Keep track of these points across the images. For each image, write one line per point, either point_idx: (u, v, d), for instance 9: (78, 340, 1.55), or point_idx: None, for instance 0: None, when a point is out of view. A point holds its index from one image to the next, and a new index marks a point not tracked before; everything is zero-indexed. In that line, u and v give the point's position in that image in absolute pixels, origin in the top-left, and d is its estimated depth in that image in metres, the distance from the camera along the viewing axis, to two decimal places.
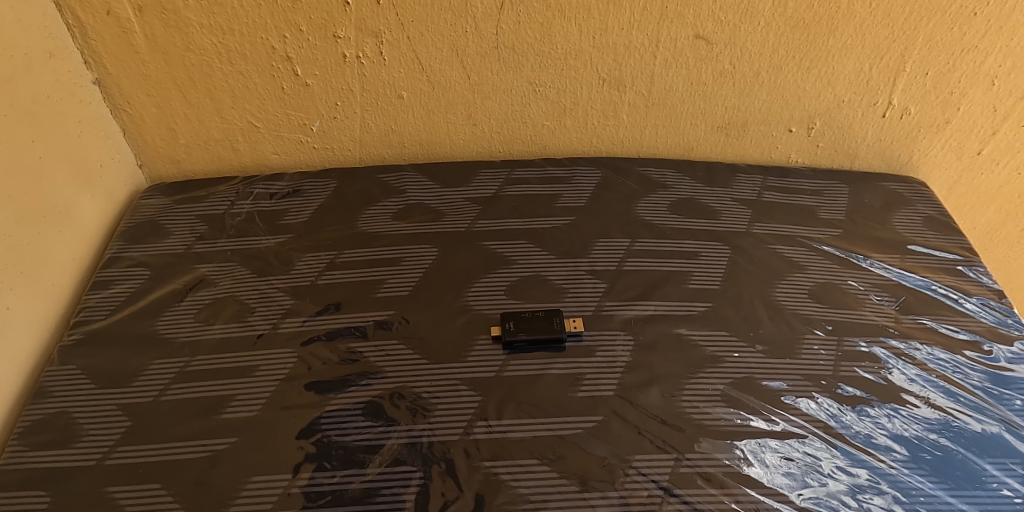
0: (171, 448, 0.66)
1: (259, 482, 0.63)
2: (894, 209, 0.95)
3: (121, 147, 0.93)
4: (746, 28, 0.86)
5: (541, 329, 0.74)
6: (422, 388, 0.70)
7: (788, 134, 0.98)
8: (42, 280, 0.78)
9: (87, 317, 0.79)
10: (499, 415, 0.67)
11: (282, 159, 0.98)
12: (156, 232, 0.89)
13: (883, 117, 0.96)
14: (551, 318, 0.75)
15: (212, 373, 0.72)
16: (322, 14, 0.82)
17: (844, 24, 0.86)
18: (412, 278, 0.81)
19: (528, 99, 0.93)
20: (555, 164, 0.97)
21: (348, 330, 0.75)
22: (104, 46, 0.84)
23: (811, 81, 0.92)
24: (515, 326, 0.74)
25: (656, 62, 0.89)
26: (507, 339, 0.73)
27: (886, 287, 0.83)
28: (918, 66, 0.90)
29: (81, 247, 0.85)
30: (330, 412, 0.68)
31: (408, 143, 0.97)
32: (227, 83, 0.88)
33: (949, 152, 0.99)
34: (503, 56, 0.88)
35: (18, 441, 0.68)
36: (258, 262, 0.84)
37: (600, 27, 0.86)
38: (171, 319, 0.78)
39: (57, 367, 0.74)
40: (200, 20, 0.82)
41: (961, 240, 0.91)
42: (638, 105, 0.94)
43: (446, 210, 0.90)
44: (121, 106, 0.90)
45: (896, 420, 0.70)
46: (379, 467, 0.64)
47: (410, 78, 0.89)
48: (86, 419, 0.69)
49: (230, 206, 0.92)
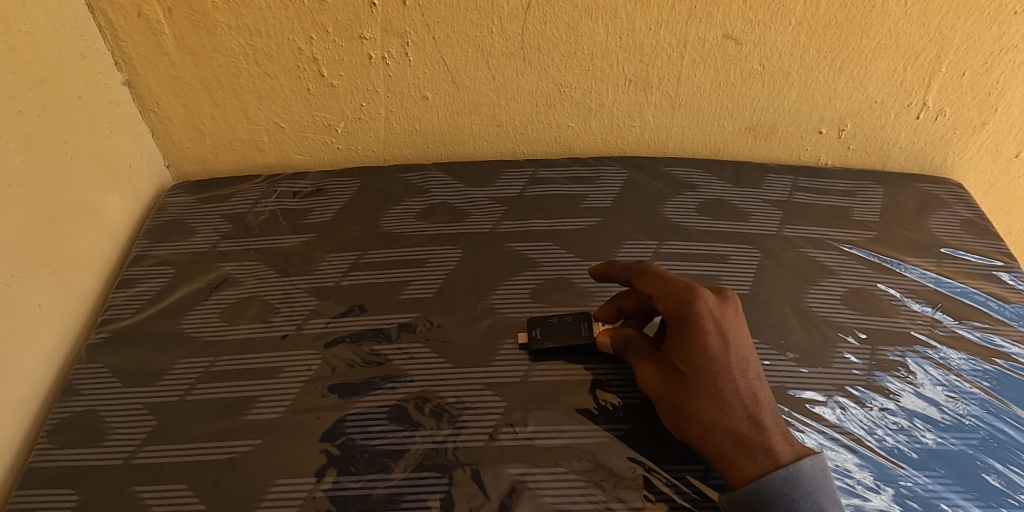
0: (196, 448, 0.66)
1: (283, 485, 0.63)
2: (929, 210, 0.92)
3: (148, 147, 0.93)
4: (777, 28, 0.84)
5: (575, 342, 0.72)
6: (446, 392, 0.69)
7: (818, 136, 0.96)
8: (71, 278, 0.79)
9: (113, 316, 0.79)
10: (524, 422, 0.66)
11: (306, 159, 0.98)
12: (182, 231, 0.89)
13: (917, 119, 0.94)
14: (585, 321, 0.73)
15: (237, 374, 0.72)
16: (348, 15, 0.82)
17: (878, 23, 0.84)
18: (435, 279, 0.81)
19: (554, 100, 0.92)
20: (580, 164, 0.96)
21: (373, 332, 0.75)
22: (133, 47, 0.85)
23: (843, 82, 0.90)
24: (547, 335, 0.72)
25: (683, 63, 0.88)
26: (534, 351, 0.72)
27: (921, 293, 0.81)
28: (955, 68, 0.88)
29: (109, 245, 0.86)
30: (354, 416, 0.68)
31: (432, 143, 0.97)
32: (253, 84, 0.88)
33: (985, 155, 0.97)
34: (529, 56, 0.87)
35: (47, 438, 0.68)
36: (281, 262, 0.84)
37: (628, 28, 0.84)
38: (196, 318, 0.78)
39: (84, 366, 0.74)
40: (228, 21, 0.82)
41: (998, 244, 0.89)
42: (665, 106, 0.93)
43: (470, 211, 0.89)
44: (149, 107, 0.91)
45: (931, 433, 0.68)
46: (404, 473, 0.63)
47: (434, 79, 0.89)
48: (114, 418, 0.69)
49: (253, 205, 0.92)
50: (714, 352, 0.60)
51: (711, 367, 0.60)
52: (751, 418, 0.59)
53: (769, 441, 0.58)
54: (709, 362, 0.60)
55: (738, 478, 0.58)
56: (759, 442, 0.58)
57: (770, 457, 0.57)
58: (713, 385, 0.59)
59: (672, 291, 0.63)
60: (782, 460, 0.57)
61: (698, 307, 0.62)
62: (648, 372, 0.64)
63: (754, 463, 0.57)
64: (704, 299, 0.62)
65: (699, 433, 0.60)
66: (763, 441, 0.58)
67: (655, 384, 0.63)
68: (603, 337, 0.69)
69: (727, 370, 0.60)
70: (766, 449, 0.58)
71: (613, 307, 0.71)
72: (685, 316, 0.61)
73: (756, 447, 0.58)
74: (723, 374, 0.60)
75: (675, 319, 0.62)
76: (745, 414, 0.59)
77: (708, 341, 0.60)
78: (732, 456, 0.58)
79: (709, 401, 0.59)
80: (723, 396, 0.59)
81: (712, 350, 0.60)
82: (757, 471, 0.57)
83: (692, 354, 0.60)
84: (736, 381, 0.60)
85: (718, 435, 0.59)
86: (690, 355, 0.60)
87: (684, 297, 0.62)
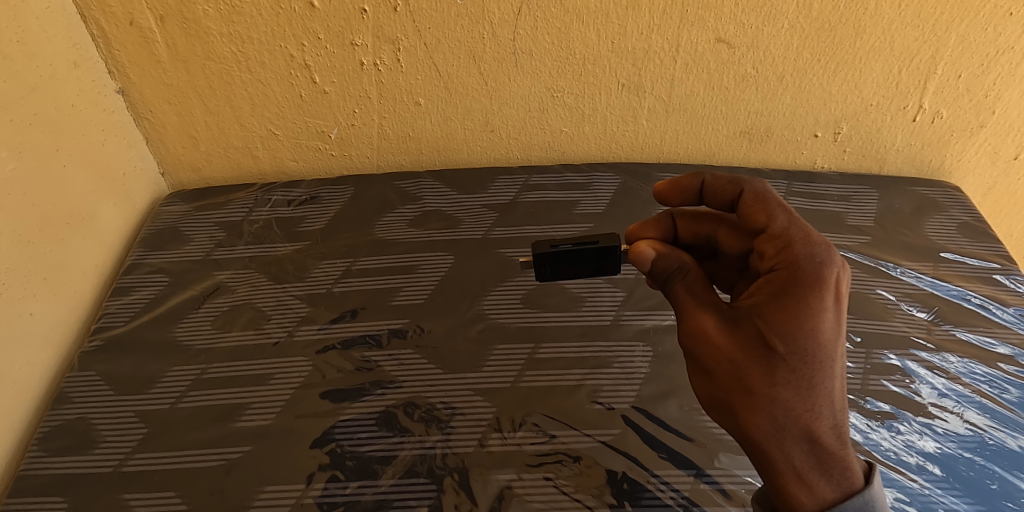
0: (186, 455, 0.66)
1: (272, 492, 0.63)
2: (926, 213, 0.92)
3: (143, 155, 0.94)
4: (769, 31, 0.84)
5: (580, 274, 0.66)
6: (436, 398, 0.69)
7: (813, 140, 0.96)
8: (64, 286, 0.79)
9: (107, 323, 0.79)
10: (514, 428, 0.66)
11: (300, 166, 0.98)
12: (176, 239, 0.89)
13: (914, 121, 0.93)
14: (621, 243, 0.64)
15: (228, 381, 0.72)
16: (339, 22, 0.82)
17: (871, 25, 0.84)
18: (426, 285, 0.80)
19: (546, 105, 0.92)
20: (573, 170, 0.96)
21: (364, 338, 0.75)
22: (127, 56, 0.85)
23: (837, 85, 0.90)
24: (569, 250, 0.64)
25: (676, 67, 0.88)
26: (544, 260, 0.64)
27: (918, 297, 0.80)
28: (950, 69, 0.87)
29: (103, 253, 0.86)
30: (344, 422, 0.67)
31: (426, 150, 0.97)
32: (247, 92, 0.89)
33: (984, 158, 0.96)
34: (521, 61, 0.87)
35: (38, 446, 0.68)
36: (274, 269, 0.84)
37: (619, 32, 0.84)
38: (188, 326, 0.78)
39: (76, 373, 0.74)
40: (220, 28, 0.83)
41: (997, 247, 0.88)
42: (658, 110, 0.93)
43: (463, 217, 0.89)
44: (144, 115, 0.91)
45: (928, 438, 0.67)
46: (392, 479, 0.63)
47: (427, 85, 0.89)
48: (105, 425, 0.69)
49: (247, 213, 0.92)
50: (826, 340, 0.51)
51: (814, 360, 0.51)
52: (836, 428, 0.52)
53: (847, 458, 0.52)
54: (816, 353, 0.51)
55: (805, 495, 0.52)
56: (838, 457, 0.52)
57: (844, 479, 0.52)
58: (808, 381, 0.51)
59: (799, 243, 0.53)
60: (854, 484, 0.52)
61: (825, 279, 0.51)
62: (721, 335, 0.53)
63: (826, 480, 0.52)
64: (836, 267, 0.52)
65: (770, 434, 0.52)
66: (843, 457, 0.52)
67: (729, 354, 0.52)
68: (646, 247, 0.57)
69: (830, 367, 0.51)
70: (842, 467, 0.52)
71: (669, 218, 0.63)
72: (811, 283, 0.51)
73: (833, 462, 0.52)
74: (827, 371, 0.51)
75: (793, 279, 0.52)
76: (832, 423, 0.52)
77: (824, 325, 0.51)
78: (801, 467, 0.52)
79: (800, 401, 0.51)
80: (814, 397, 0.51)
81: (824, 337, 0.51)
82: (823, 486, 0.52)
83: (796, 335, 0.51)
84: (834, 381, 0.52)
85: (794, 441, 0.52)
86: (798, 337, 0.51)
87: (809, 263, 0.52)
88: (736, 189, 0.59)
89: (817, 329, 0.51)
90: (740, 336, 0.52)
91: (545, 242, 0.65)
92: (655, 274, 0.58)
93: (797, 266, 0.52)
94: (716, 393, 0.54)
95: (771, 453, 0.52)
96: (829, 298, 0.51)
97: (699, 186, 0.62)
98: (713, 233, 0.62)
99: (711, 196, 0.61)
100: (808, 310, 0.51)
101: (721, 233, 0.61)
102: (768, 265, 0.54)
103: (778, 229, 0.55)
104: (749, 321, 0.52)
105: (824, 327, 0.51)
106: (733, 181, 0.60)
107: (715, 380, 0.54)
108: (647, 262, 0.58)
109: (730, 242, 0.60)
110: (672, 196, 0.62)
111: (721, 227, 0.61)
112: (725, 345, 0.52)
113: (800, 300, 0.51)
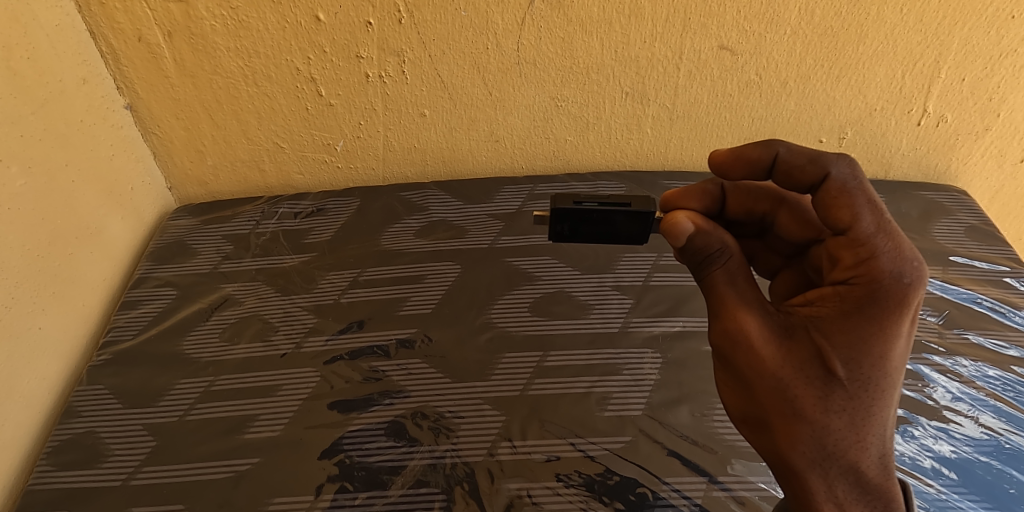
0: (195, 468, 0.66)
1: (281, 503, 0.62)
2: (933, 218, 0.91)
3: (151, 169, 0.94)
4: (771, 37, 0.84)
5: (599, 239, 0.61)
6: (445, 407, 0.68)
7: (818, 145, 0.95)
8: (73, 300, 0.79)
9: (115, 337, 0.79)
10: (523, 436, 0.66)
11: (306, 179, 0.99)
12: (184, 252, 0.90)
13: (918, 125, 0.93)
14: (655, 211, 0.59)
15: (236, 393, 0.72)
16: (345, 35, 0.83)
17: (873, 30, 0.84)
18: (434, 295, 0.80)
19: (551, 114, 0.92)
20: (578, 179, 0.96)
21: (371, 349, 0.75)
22: (135, 71, 0.86)
23: (841, 89, 0.90)
24: (593, 208, 0.59)
25: (679, 75, 0.88)
26: (565, 217, 0.59)
27: (928, 301, 0.79)
28: (954, 72, 0.87)
29: (112, 267, 0.87)
30: (352, 432, 0.67)
31: (432, 160, 0.98)
32: (253, 105, 0.90)
33: (989, 161, 0.96)
34: (525, 71, 0.88)
35: (47, 460, 0.68)
36: (282, 281, 0.84)
37: (622, 41, 0.85)
38: (196, 339, 0.78)
39: (85, 387, 0.74)
40: (227, 43, 0.84)
41: (1006, 250, 0.87)
42: (662, 118, 0.93)
43: (469, 227, 0.90)
44: (151, 129, 0.92)
45: (943, 442, 0.66)
46: (402, 489, 0.62)
47: (433, 96, 0.90)
48: (114, 439, 0.69)
49: (255, 225, 0.92)
50: (889, 367, 0.50)
51: (873, 390, 0.51)
52: (884, 458, 0.52)
53: (893, 490, 0.52)
54: (876, 382, 0.50)
55: None
56: (883, 488, 0.52)
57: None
58: (864, 408, 0.51)
59: (884, 256, 0.50)
60: None
61: (905, 303, 0.49)
62: (768, 346, 0.52)
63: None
64: (922, 289, 0.49)
65: (813, 461, 0.52)
66: (888, 489, 0.52)
67: (776, 370, 0.52)
68: (684, 219, 0.55)
69: (888, 396, 0.51)
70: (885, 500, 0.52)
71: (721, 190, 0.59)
72: (890, 306, 0.49)
73: (877, 493, 0.52)
74: (885, 400, 0.51)
75: (869, 299, 0.50)
76: (880, 453, 0.52)
77: (891, 352, 0.50)
78: (842, 497, 0.52)
79: (849, 430, 0.51)
80: (865, 427, 0.51)
81: (889, 363, 0.50)
82: None
83: (860, 360, 0.50)
84: (889, 410, 0.52)
85: (838, 471, 0.52)
86: (860, 365, 0.50)
87: (893, 284, 0.49)
88: (819, 171, 0.53)
89: (884, 354, 0.50)
90: (797, 353, 0.52)
91: (566, 199, 0.60)
92: (694, 253, 0.56)
93: (877, 285, 0.49)
94: (754, 410, 0.54)
95: (812, 482, 0.52)
96: (904, 321, 0.50)
97: (771, 159, 0.56)
98: (769, 215, 0.60)
99: (783, 174, 0.55)
100: (877, 335, 0.50)
101: (783, 216, 0.59)
102: (842, 275, 0.51)
103: (862, 234, 0.50)
104: (804, 335, 0.52)
105: (891, 353, 0.50)
106: (814, 159, 0.54)
107: (754, 397, 0.53)
108: (683, 236, 0.55)
109: (791, 228, 0.59)
110: (737, 167, 0.57)
111: (784, 213, 0.59)
112: (772, 357, 0.52)
113: (872, 323, 0.50)
